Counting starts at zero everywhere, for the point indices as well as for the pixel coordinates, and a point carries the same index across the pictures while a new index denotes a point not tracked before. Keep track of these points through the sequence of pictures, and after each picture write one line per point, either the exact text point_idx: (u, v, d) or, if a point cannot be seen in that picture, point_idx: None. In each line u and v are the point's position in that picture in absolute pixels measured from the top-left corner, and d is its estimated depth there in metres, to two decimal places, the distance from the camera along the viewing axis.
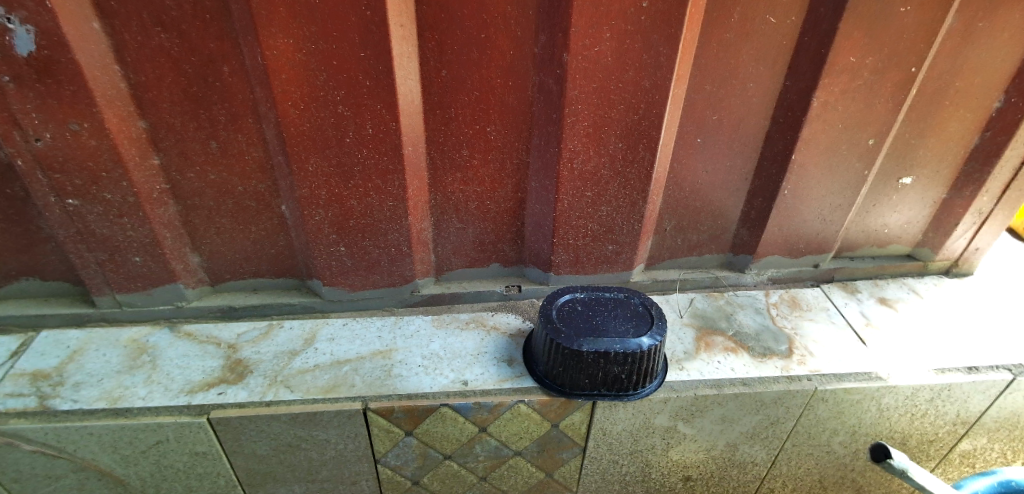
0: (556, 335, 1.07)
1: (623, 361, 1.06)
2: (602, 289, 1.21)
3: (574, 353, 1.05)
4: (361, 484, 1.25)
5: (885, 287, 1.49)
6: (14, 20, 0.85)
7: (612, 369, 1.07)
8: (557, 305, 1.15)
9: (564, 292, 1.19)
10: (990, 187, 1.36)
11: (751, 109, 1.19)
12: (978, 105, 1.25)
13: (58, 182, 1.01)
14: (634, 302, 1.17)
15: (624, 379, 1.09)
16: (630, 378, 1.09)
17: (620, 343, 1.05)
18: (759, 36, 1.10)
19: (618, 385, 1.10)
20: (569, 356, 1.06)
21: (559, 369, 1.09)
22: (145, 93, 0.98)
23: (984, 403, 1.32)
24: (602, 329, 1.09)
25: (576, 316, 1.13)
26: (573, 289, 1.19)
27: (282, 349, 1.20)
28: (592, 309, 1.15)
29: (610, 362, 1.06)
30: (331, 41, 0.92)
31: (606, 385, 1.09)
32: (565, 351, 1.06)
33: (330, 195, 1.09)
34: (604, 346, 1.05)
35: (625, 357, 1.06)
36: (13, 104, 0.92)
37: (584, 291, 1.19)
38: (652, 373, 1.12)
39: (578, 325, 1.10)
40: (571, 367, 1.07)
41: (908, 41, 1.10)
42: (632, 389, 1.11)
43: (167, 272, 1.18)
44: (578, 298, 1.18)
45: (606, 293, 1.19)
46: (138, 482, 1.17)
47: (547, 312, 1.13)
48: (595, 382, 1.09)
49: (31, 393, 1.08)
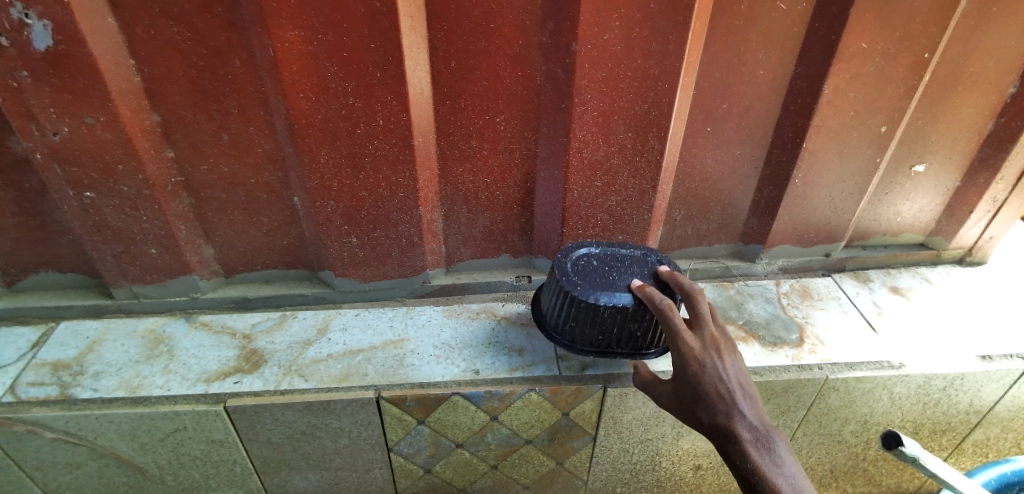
0: (572, 288, 1.05)
1: (640, 318, 1.04)
2: (618, 244, 1.17)
3: (591, 306, 1.03)
4: (374, 473, 1.27)
5: (897, 275, 1.48)
6: (31, 15, 0.86)
7: (628, 326, 1.05)
8: (572, 259, 1.12)
9: (579, 245, 1.16)
10: (1004, 175, 1.34)
11: (762, 96, 1.18)
12: (992, 90, 1.23)
13: (75, 175, 1.03)
14: (652, 259, 1.13)
15: (639, 336, 1.07)
16: (645, 336, 1.07)
17: (638, 300, 1.02)
18: (769, 23, 1.08)
19: (633, 343, 1.08)
20: (584, 310, 1.04)
21: (571, 323, 1.08)
22: (157, 86, 0.99)
23: (997, 392, 1.31)
24: (619, 282, 1.06)
25: (591, 270, 1.09)
26: (589, 243, 1.15)
27: (295, 339, 1.21)
28: (608, 265, 1.11)
29: (626, 318, 1.04)
30: (340, 31, 0.91)
31: (620, 342, 1.08)
32: (581, 304, 1.04)
33: (341, 186, 1.10)
34: (622, 301, 1.02)
35: (642, 313, 1.03)
36: (30, 99, 0.93)
37: (600, 245, 1.15)
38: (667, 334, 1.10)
39: (594, 278, 1.07)
40: (586, 322, 1.06)
41: (920, 24, 1.08)
42: (646, 348, 1.10)
43: (182, 264, 1.19)
44: (593, 253, 1.14)
45: (623, 250, 1.15)
46: (156, 470, 1.19)
47: (562, 265, 1.10)
48: (608, 338, 1.08)
49: (52, 382, 1.10)
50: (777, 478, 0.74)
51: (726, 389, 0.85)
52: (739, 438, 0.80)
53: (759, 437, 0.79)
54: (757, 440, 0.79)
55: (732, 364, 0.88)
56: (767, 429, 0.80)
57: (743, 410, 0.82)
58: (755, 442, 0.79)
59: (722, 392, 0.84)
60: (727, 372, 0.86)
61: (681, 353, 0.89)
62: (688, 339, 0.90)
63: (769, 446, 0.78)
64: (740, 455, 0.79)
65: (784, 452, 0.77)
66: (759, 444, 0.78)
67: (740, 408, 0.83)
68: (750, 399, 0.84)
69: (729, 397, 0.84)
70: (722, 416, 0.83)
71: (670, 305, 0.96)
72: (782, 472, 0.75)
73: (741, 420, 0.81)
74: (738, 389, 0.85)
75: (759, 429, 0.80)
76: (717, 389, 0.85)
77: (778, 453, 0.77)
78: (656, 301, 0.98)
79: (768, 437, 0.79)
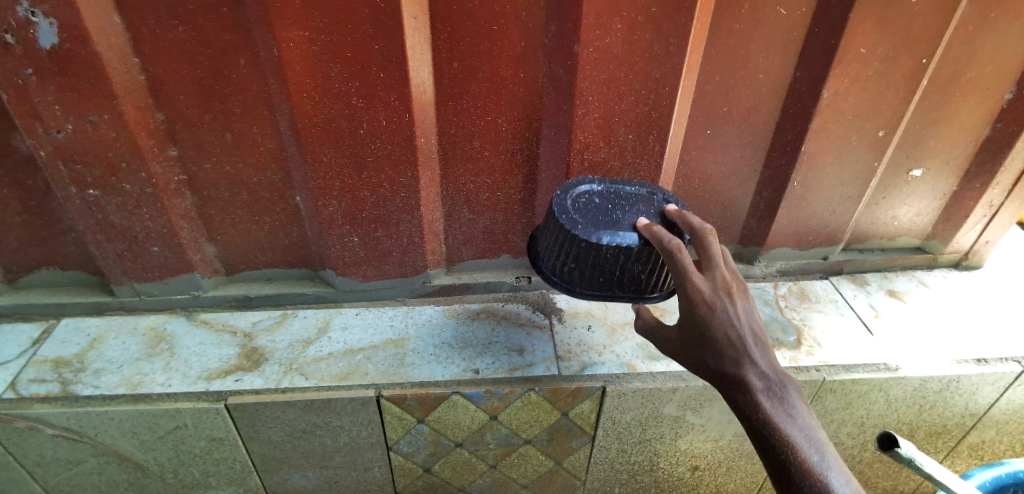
0: (573, 225, 0.94)
1: (645, 259, 0.95)
2: (621, 183, 1.08)
3: (593, 246, 0.93)
4: (374, 471, 1.28)
5: (894, 279, 1.49)
6: (38, 13, 0.86)
7: (631, 267, 0.96)
8: (573, 196, 1.02)
9: (578, 184, 1.06)
10: (1000, 179, 1.35)
11: (762, 99, 1.20)
12: (989, 95, 1.24)
13: (79, 173, 1.04)
14: (657, 199, 1.04)
15: (643, 279, 0.98)
16: (649, 278, 0.98)
17: (644, 240, 0.92)
18: (770, 27, 1.09)
19: (635, 285, 0.99)
20: (585, 250, 0.94)
21: (570, 265, 0.97)
22: (162, 85, 0.99)
23: (993, 395, 1.32)
24: (623, 222, 0.96)
25: (593, 208, 1.00)
26: (590, 180, 1.06)
27: (296, 338, 1.22)
28: (611, 203, 1.02)
29: (630, 259, 0.94)
30: (345, 32, 0.92)
31: (622, 284, 0.98)
32: (582, 244, 0.93)
33: (343, 186, 1.10)
34: (628, 241, 0.92)
35: (647, 254, 0.93)
36: (35, 97, 0.94)
37: (602, 182, 1.06)
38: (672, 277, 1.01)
39: (596, 217, 0.97)
40: (586, 264, 0.95)
41: (919, 30, 1.09)
42: (648, 291, 1.00)
43: (184, 262, 1.20)
44: (595, 191, 1.05)
45: (626, 189, 1.06)
46: (156, 467, 1.20)
47: (561, 202, 1.00)
48: (609, 282, 0.98)
49: (53, 379, 1.11)
50: (791, 432, 0.67)
51: (738, 334, 0.73)
52: (749, 388, 0.70)
53: (771, 386, 0.70)
54: (770, 390, 0.70)
55: (744, 307, 0.76)
56: (780, 377, 0.71)
57: (756, 358, 0.72)
58: (767, 392, 0.70)
59: (733, 337, 0.73)
60: (740, 316, 0.75)
61: (688, 297, 0.76)
62: (697, 280, 0.77)
63: (782, 397, 0.69)
64: (750, 407, 0.70)
65: (798, 402, 0.69)
66: (772, 394, 0.69)
67: (752, 355, 0.72)
68: (763, 344, 0.73)
69: (741, 343, 0.73)
70: (732, 363, 0.72)
71: (679, 245, 0.82)
72: (796, 424, 0.67)
73: (752, 368, 0.71)
74: (751, 334, 0.74)
75: (772, 377, 0.70)
76: (727, 335, 0.74)
77: (791, 403, 0.69)
78: (662, 240, 0.84)
79: (781, 386, 0.70)
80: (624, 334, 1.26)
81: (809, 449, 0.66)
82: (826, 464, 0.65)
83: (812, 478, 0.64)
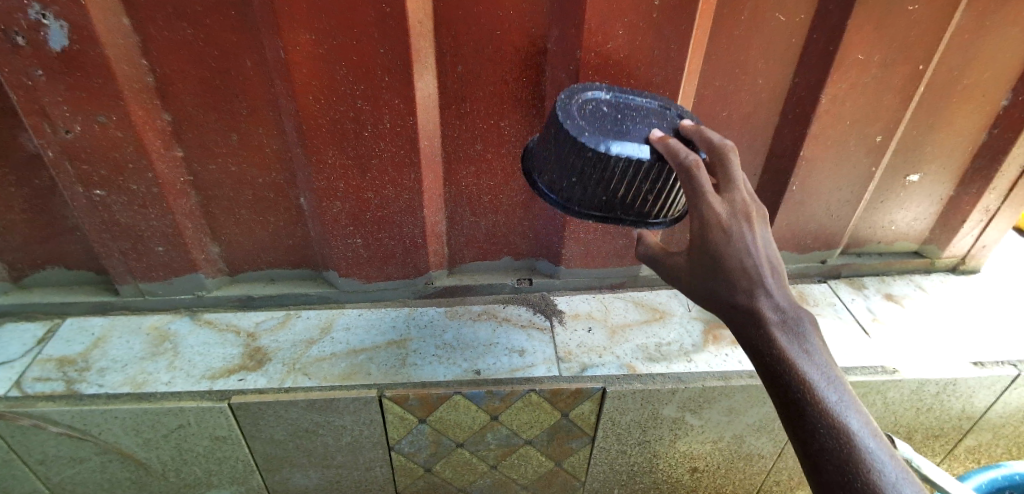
0: (578, 133, 0.81)
1: (656, 176, 0.83)
2: (631, 93, 0.95)
3: (600, 157, 0.81)
4: (375, 471, 1.29)
5: (891, 283, 1.51)
6: (48, 15, 0.87)
7: (639, 186, 0.84)
8: (578, 102, 0.89)
9: (584, 91, 0.93)
10: (996, 185, 1.37)
11: (761, 104, 1.21)
12: (985, 102, 1.26)
13: (86, 173, 1.05)
14: (670, 114, 0.92)
15: (651, 200, 0.87)
16: (655, 202, 0.88)
17: (657, 155, 0.81)
18: (770, 34, 1.11)
19: (638, 208, 0.88)
20: (589, 162, 0.82)
21: (570, 180, 0.86)
22: (169, 86, 1.00)
23: (989, 398, 1.33)
24: (635, 133, 0.84)
25: (601, 116, 0.87)
26: (597, 88, 0.93)
27: (299, 337, 1.23)
28: (620, 112, 0.89)
29: (639, 176, 0.83)
30: (351, 35, 0.93)
31: (625, 205, 0.87)
32: (588, 155, 0.81)
33: (347, 187, 1.12)
34: (641, 154, 0.81)
35: (658, 171, 0.83)
36: (44, 97, 0.95)
37: (610, 91, 0.94)
38: (677, 203, 0.92)
39: (604, 125, 0.85)
40: (589, 179, 0.84)
41: (916, 37, 1.11)
42: (651, 217, 0.90)
43: (188, 262, 1.21)
44: (603, 100, 0.92)
45: (636, 100, 0.94)
46: (158, 466, 1.21)
47: (565, 107, 0.86)
48: (613, 201, 0.87)
49: (57, 377, 1.12)
50: (807, 368, 0.62)
51: (753, 264, 0.67)
52: (764, 322, 0.65)
53: (788, 321, 0.64)
54: (786, 324, 0.64)
55: (761, 233, 0.69)
56: (798, 311, 0.65)
57: (772, 289, 0.66)
58: (782, 326, 0.64)
59: (748, 266, 0.67)
60: (757, 244, 0.68)
61: (703, 220, 0.68)
62: (715, 202, 0.68)
63: (799, 331, 0.64)
64: (764, 341, 0.64)
65: (815, 337, 0.64)
66: (788, 329, 0.64)
67: (768, 285, 0.66)
68: (779, 275, 0.67)
69: (756, 272, 0.67)
70: (746, 294, 0.66)
71: (698, 161, 0.72)
72: (813, 361, 0.63)
73: (768, 300, 0.65)
74: (768, 263, 0.67)
75: (789, 311, 0.65)
76: (743, 264, 0.67)
77: (808, 339, 0.64)
78: (678, 156, 0.74)
79: (799, 321, 0.64)
80: (624, 335, 1.27)
81: (824, 386, 0.62)
82: (844, 404, 0.61)
83: (827, 419, 0.60)
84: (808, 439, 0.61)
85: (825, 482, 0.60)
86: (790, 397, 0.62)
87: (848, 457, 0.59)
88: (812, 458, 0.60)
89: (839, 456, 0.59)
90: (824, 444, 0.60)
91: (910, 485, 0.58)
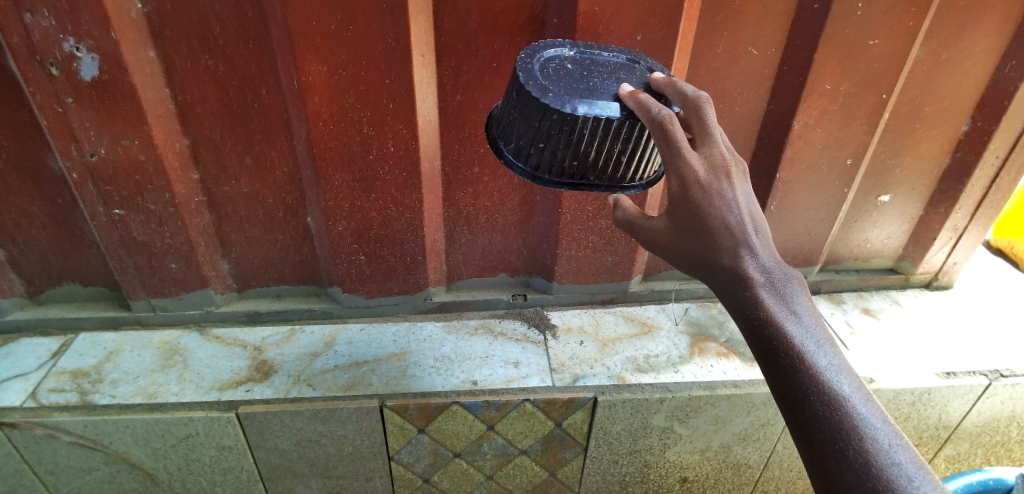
0: (543, 93, 0.80)
1: (628, 136, 0.83)
2: (597, 48, 0.95)
3: (567, 118, 0.80)
4: (375, 481, 1.34)
5: (868, 298, 1.59)
6: (82, 48, 0.95)
7: (610, 147, 0.85)
8: (541, 62, 0.88)
9: (548, 47, 0.92)
10: (962, 205, 1.47)
11: (739, 129, 1.30)
12: (947, 128, 1.35)
13: (108, 193, 1.12)
14: (639, 68, 0.92)
15: (621, 162, 0.87)
16: (628, 164, 0.88)
17: (627, 112, 0.81)
18: (746, 66, 1.20)
19: (612, 171, 0.89)
20: (556, 123, 0.81)
21: (537, 145, 0.85)
22: (190, 112, 1.08)
23: (964, 407, 1.40)
24: (603, 90, 0.84)
25: (566, 74, 0.86)
26: (561, 44, 0.93)
27: (304, 351, 1.28)
28: (586, 69, 0.89)
29: (610, 137, 0.83)
30: (361, 67, 1.01)
31: (598, 169, 0.88)
32: (554, 116, 0.80)
33: (353, 207, 1.19)
34: (610, 113, 0.80)
35: (630, 130, 0.82)
36: (74, 122, 1.02)
37: (575, 48, 0.93)
38: (652, 164, 0.93)
39: (572, 85, 0.84)
40: (557, 142, 0.83)
41: (879, 69, 1.20)
42: (626, 181, 0.91)
43: (200, 278, 1.27)
44: (568, 57, 0.91)
45: (603, 56, 0.94)
46: (165, 475, 1.26)
47: (529, 66, 0.85)
48: (584, 165, 0.87)
49: (71, 388, 1.17)
50: (794, 328, 0.67)
51: (737, 223, 0.70)
52: (752, 283, 0.69)
53: (775, 282, 0.69)
54: (772, 285, 0.69)
55: (741, 189, 0.72)
56: (783, 271, 0.70)
57: (756, 249, 0.70)
58: (769, 287, 0.69)
59: (733, 227, 0.70)
60: (737, 200, 0.71)
61: (682, 178, 0.70)
62: (693, 159, 0.70)
63: (784, 292, 0.69)
64: (752, 303, 0.69)
65: (799, 297, 0.69)
66: (775, 290, 0.69)
67: (753, 246, 0.70)
68: (761, 235, 0.71)
69: (741, 233, 0.70)
70: (733, 256, 0.70)
71: (670, 116, 0.72)
72: (799, 323, 0.68)
73: (753, 261, 0.70)
74: (750, 221, 0.71)
75: (774, 271, 0.70)
76: (727, 224, 0.70)
77: (793, 298, 0.69)
78: (650, 111, 0.74)
79: (785, 282, 0.69)
80: (615, 348, 1.33)
81: (812, 347, 0.66)
82: (833, 368, 0.66)
83: (817, 382, 0.65)
84: (800, 402, 0.65)
85: (816, 445, 0.64)
86: (780, 360, 0.66)
87: (841, 419, 0.63)
88: (804, 423, 0.64)
89: (829, 419, 0.64)
90: (816, 407, 0.64)
91: (896, 446, 0.63)
